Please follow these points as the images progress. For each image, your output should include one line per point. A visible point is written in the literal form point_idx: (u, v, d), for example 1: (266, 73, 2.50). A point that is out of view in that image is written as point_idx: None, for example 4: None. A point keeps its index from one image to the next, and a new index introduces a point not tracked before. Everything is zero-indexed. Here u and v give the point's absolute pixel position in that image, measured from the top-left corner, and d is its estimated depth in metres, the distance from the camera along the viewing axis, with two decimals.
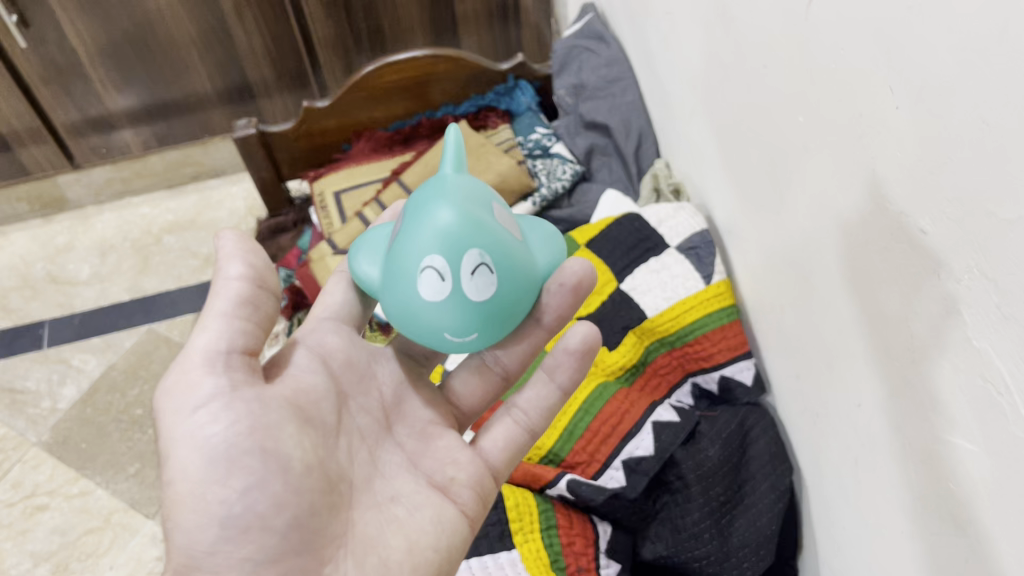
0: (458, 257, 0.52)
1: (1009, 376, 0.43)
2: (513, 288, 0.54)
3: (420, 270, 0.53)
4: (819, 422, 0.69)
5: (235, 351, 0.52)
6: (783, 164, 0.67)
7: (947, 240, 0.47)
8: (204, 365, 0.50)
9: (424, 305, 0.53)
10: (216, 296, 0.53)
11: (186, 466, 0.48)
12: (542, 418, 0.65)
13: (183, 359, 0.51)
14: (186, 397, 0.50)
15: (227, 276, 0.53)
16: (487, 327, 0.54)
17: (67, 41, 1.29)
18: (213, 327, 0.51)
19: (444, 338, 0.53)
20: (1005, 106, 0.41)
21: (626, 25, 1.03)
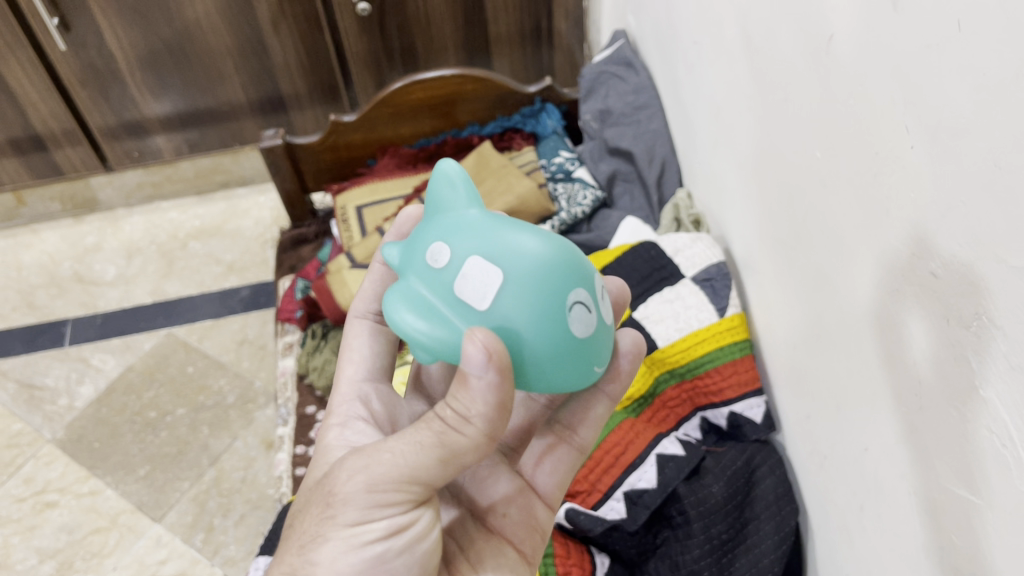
0: (587, 284, 0.49)
1: (1014, 428, 0.42)
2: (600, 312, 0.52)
3: (568, 307, 0.48)
4: (826, 464, 0.68)
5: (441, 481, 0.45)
6: (801, 199, 0.66)
7: (955, 284, 0.46)
8: (414, 488, 0.44)
9: (557, 339, 0.47)
10: (465, 426, 0.44)
11: (335, 560, 0.43)
12: None
13: (398, 468, 0.44)
14: (379, 509, 0.44)
15: (485, 421, 0.44)
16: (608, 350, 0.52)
17: (106, 46, 1.31)
18: (444, 457, 0.44)
19: (589, 372, 0.50)
20: (1018, 151, 0.40)
21: (655, 53, 1.03)
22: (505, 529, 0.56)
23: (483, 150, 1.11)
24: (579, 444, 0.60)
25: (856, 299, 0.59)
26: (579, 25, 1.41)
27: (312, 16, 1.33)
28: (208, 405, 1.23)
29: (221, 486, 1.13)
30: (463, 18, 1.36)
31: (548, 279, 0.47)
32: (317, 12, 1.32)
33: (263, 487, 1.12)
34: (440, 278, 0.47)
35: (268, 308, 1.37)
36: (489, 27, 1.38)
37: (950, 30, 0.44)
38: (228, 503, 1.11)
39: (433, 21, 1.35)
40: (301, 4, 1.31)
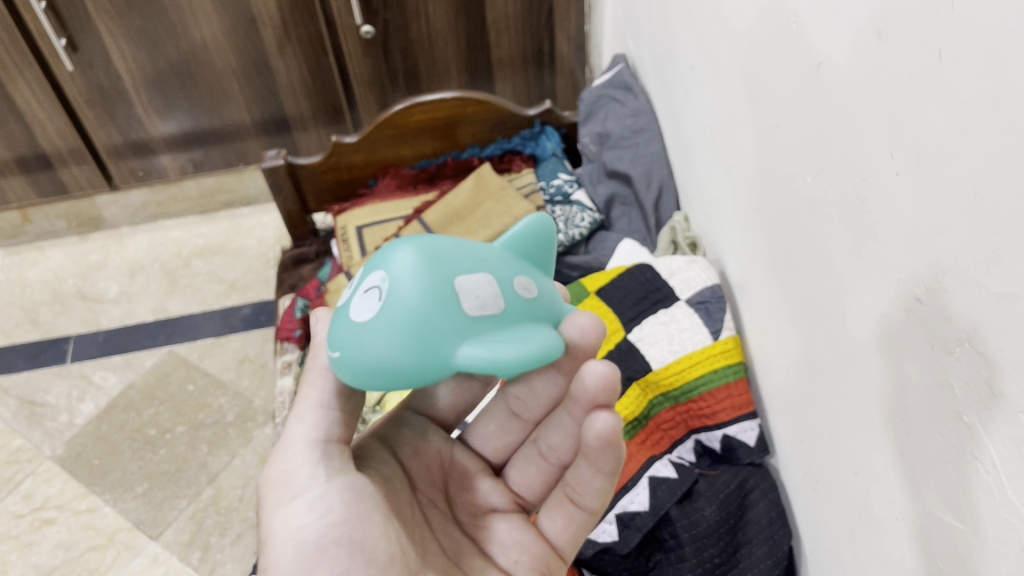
0: (371, 272, 0.48)
1: (996, 455, 0.43)
2: (398, 340, 0.45)
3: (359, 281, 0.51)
4: (819, 489, 0.68)
5: (331, 440, 0.50)
6: (792, 224, 0.67)
7: (940, 307, 0.46)
8: (306, 454, 0.49)
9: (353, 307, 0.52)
10: (308, 380, 0.51)
11: (279, 557, 0.46)
12: (597, 499, 0.55)
13: (282, 445, 0.50)
14: (285, 487, 0.48)
15: (320, 364, 0.51)
16: (349, 355, 0.46)
17: (114, 67, 1.33)
18: (308, 417, 0.50)
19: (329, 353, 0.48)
20: (997, 180, 0.40)
21: (653, 78, 1.05)
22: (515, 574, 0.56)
23: (483, 172, 1.11)
24: (584, 508, 0.56)
25: (846, 322, 0.59)
26: (580, 47, 1.42)
27: (316, 39, 1.35)
28: (208, 424, 1.23)
29: (219, 504, 1.13)
30: (465, 40, 1.37)
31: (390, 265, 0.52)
32: (321, 33, 1.34)
33: None
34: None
35: (269, 327, 1.38)
36: (492, 49, 1.39)
37: (931, 59, 0.45)
38: (225, 521, 1.11)
39: (436, 44, 1.37)
40: (305, 26, 1.33)
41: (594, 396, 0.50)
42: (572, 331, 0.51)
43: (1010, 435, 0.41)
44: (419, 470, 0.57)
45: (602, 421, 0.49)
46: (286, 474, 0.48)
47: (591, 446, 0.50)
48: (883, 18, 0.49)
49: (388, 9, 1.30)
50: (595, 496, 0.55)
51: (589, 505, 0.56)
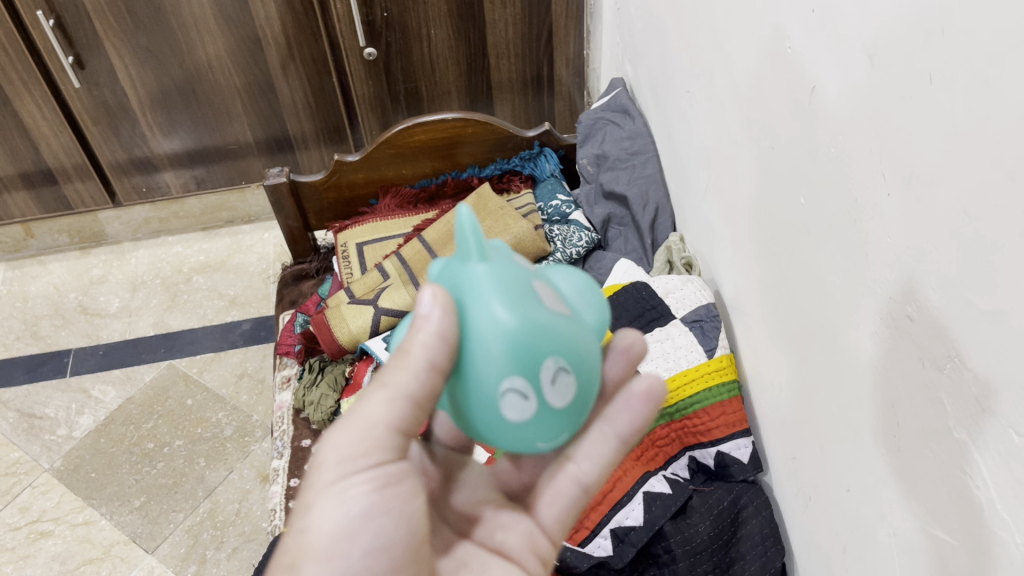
0: (534, 370, 0.44)
1: (986, 471, 0.44)
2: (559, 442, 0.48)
3: (499, 392, 0.45)
4: (811, 505, 0.69)
5: (400, 429, 0.46)
6: (787, 245, 0.68)
7: (929, 327, 0.48)
8: (378, 434, 0.45)
9: (476, 409, 0.46)
10: (403, 363, 0.44)
11: (325, 520, 0.44)
12: (597, 468, 0.55)
13: (364, 421, 0.45)
14: (348, 461, 0.45)
15: (427, 361, 0.44)
16: (575, 421, 0.47)
17: (120, 85, 1.36)
18: (395, 401, 0.45)
19: (534, 445, 0.46)
20: (984, 201, 0.42)
21: (651, 102, 1.07)
22: (507, 553, 0.53)
23: (482, 192, 1.13)
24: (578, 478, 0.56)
25: (841, 339, 0.60)
26: (580, 72, 1.44)
27: (319, 59, 1.37)
28: (206, 438, 1.24)
29: (215, 518, 1.14)
30: (466, 63, 1.39)
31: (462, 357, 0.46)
32: (325, 55, 1.37)
33: (257, 520, 1.13)
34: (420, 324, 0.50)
35: (269, 343, 1.39)
36: (491, 73, 1.41)
37: (923, 83, 0.46)
38: (222, 535, 1.12)
39: (437, 66, 1.39)
40: (310, 47, 1.35)
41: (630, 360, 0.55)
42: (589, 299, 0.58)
43: (999, 451, 0.42)
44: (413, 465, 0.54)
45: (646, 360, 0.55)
46: (350, 447, 0.45)
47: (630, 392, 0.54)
48: (874, 44, 0.51)
49: (391, 31, 1.32)
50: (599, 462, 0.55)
51: (585, 475, 0.55)
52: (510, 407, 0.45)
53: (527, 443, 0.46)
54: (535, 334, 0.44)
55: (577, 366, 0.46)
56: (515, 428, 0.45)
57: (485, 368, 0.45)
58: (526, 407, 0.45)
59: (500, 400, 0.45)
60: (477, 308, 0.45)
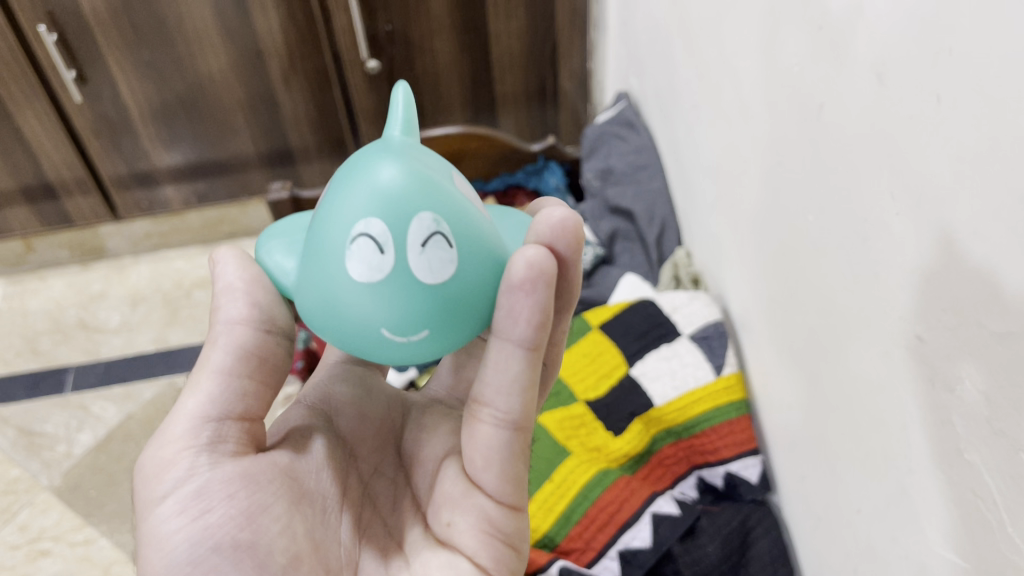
0: (403, 225, 0.41)
1: (998, 494, 0.43)
2: (419, 349, 0.43)
3: (352, 239, 0.41)
4: (820, 525, 0.68)
5: (219, 423, 0.45)
6: (795, 263, 0.67)
7: (940, 348, 0.47)
8: (187, 440, 0.44)
9: (330, 269, 0.42)
10: (210, 342, 0.46)
11: (152, 561, 0.42)
12: (516, 399, 0.46)
13: (173, 423, 0.45)
14: (157, 481, 0.43)
15: (223, 319, 0.46)
16: (440, 324, 0.42)
17: (121, 99, 1.35)
18: (204, 387, 0.45)
19: (380, 330, 0.42)
20: (994, 222, 0.41)
21: (656, 116, 1.06)
22: (451, 539, 0.50)
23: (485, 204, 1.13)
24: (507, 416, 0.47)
25: (851, 360, 0.59)
26: (583, 84, 1.44)
27: (321, 73, 1.37)
28: None
29: None
30: (470, 78, 1.39)
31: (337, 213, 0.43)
32: (327, 68, 1.37)
33: None
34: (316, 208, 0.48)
35: None
36: (495, 86, 1.41)
37: (930, 103, 0.46)
38: None
39: (442, 81, 1.38)
40: (311, 60, 1.35)
41: (550, 242, 0.45)
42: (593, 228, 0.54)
43: (1010, 472, 0.41)
44: (359, 434, 0.53)
45: (559, 212, 0.45)
46: (157, 468, 0.43)
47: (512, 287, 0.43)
48: (882, 64, 0.50)
49: (393, 44, 1.32)
50: (511, 391, 0.45)
51: (507, 411, 0.46)
52: (360, 256, 0.41)
53: (371, 323, 0.42)
54: (417, 192, 0.42)
55: (459, 248, 0.42)
56: (363, 291, 0.41)
57: (348, 210, 0.42)
58: (379, 260, 0.41)
59: (353, 249, 0.41)
60: (369, 163, 0.43)
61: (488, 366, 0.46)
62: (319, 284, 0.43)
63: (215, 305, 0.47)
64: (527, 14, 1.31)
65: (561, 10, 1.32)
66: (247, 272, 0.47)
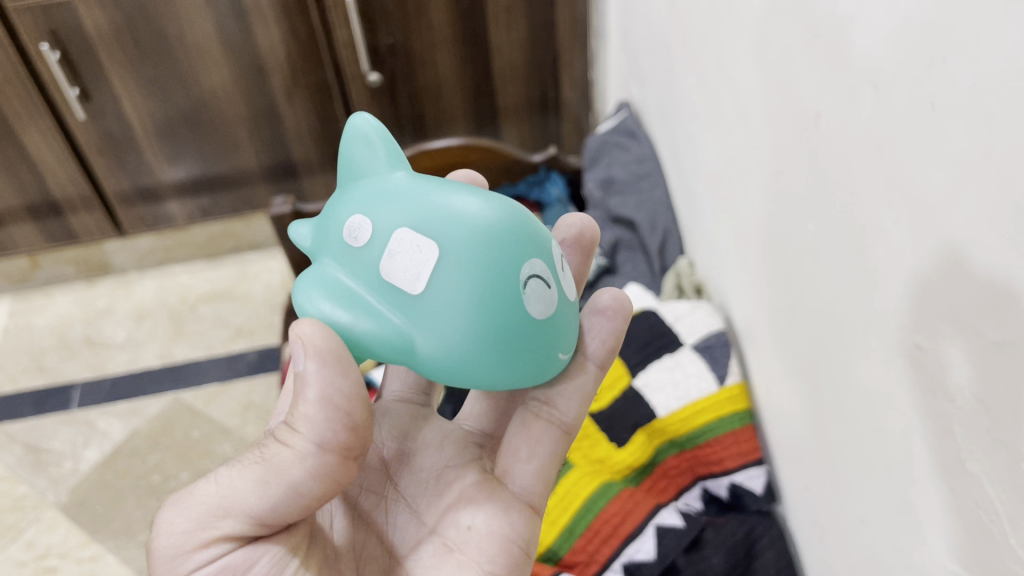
0: (547, 259, 0.48)
1: (1001, 506, 0.42)
2: (555, 366, 0.51)
3: (525, 283, 0.46)
4: (827, 536, 0.67)
5: (273, 522, 0.42)
6: (796, 273, 0.67)
7: (940, 357, 0.46)
8: (228, 527, 0.42)
9: (504, 314, 0.46)
10: (288, 444, 0.41)
11: None
12: (574, 406, 0.55)
13: (223, 508, 0.42)
14: (188, 556, 0.42)
15: (314, 442, 0.41)
16: (570, 336, 0.51)
17: (125, 116, 1.36)
18: (265, 493, 0.41)
19: (552, 356, 0.49)
20: (991, 231, 0.41)
21: (657, 125, 1.06)
22: (468, 542, 0.50)
23: None
24: (558, 419, 0.55)
25: (853, 370, 0.58)
26: (585, 94, 1.44)
27: (323, 86, 1.38)
28: (212, 469, 1.22)
29: None
30: (471, 89, 1.39)
31: (484, 256, 0.45)
32: (328, 82, 1.37)
33: None
34: (371, 258, 0.46)
35: (274, 372, 1.37)
36: (497, 96, 1.41)
37: (926, 111, 0.45)
38: None
39: (443, 92, 1.38)
40: (313, 73, 1.36)
41: None
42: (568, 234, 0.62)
43: (1011, 482, 0.41)
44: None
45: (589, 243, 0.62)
46: (187, 541, 0.42)
47: (602, 309, 0.57)
48: (879, 73, 0.50)
49: (395, 57, 1.32)
50: (574, 394, 0.55)
51: (562, 414, 0.55)
52: (538, 294, 0.47)
53: (547, 349, 0.48)
54: (532, 227, 0.49)
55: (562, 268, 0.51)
56: (542, 324, 0.47)
57: (469, 262, 0.45)
58: (548, 294, 0.48)
59: (529, 291, 0.47)
60: (462, 206, 0.46)
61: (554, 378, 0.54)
62: (446, 334, 0.45)
63: (301, 403, 0.41)
64: (528, 25, 1.31)
65: (563, 20, 1.32)
66: (347, 376, 0.41)
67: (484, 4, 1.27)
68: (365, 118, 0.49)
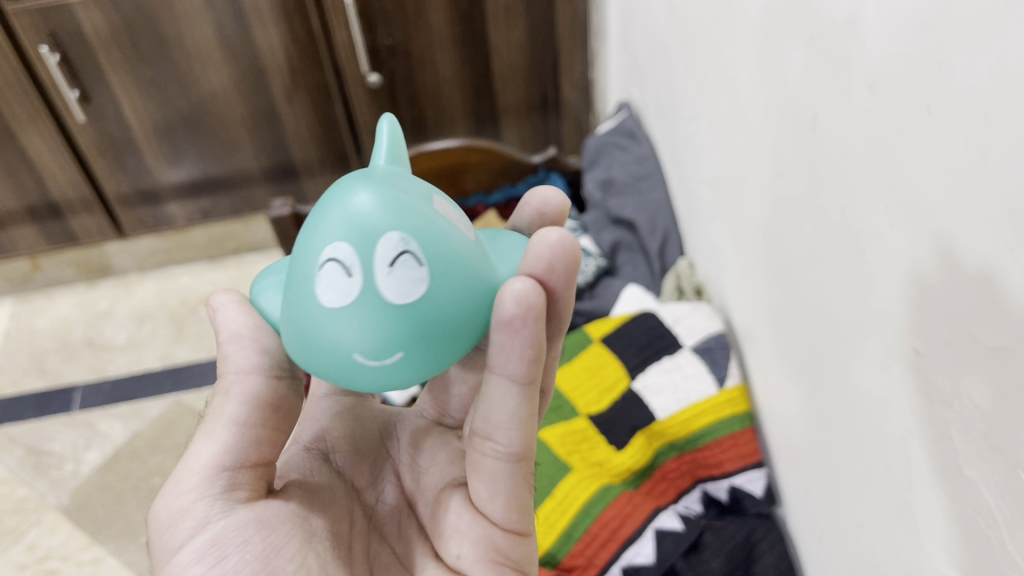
0: (372, 247, 0.40)
1: (999, 512, 0.42)
2: (396, 373, 0.42)
3: (321, 265, 0.41)
4: (826, 539, 0.67)
5: (238, 466, 0.45)
6: (794, 275, 0.67)
7: (937, 362, 0.46)
8: (200, 485, 0.44)
9: (303, 297, 0.41)
10: (223, 391, 0.46)
11: None
12: (516, 430, 0.44)
13: (187, 472, 0.45)
14: (173, 530, 0.43)
15: (235, 369, 0.46)
16: (419, 345, 0.41)
17: (125, 118, 1.36)
18: (218, 436, 0.45)
19: (360, 356, 0.41)
20: (987, 235, 0.40)
21: (657, 126, 1.06)
22: (463, 571, 0.48)
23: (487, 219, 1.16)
24: (503, 451, 0.45)
25: (851, 373, 0.58)
26: (586, 93, 1.44)
27: (324, 88, 1.38)
28: None
29: None
30: (471, 90, 1.38)
31: (313, 237, 0.42)
32: (329, 83, 1.37)
33: None
34: None
35: None
36: (498, 97, 1.40)
37: (922, 114, 0.45)
38: None
39: (443, 93, 1.38)
40: (313, 75, 1.36)
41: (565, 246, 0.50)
42: (534, 204, 0.54)
43: (1008, 488, 0.41)
44: (359, 466, 0.53)
45: (553, 233, 0.44)
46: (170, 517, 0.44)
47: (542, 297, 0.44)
48: (875, 76, 0.50)
49: (395, 58, 1.32)
50: (507, 426, 0.44)
51: (505, 445, 0.45)
52: (331, 279, 0.40)
53: (349, 346, 0.41)
54: (386, 213, 0.41)
55: (442, 268, 0.41)
56: (338, 316, 0.40)
57: (321, 235, 0.41)
58: (346, 283, 0.40)
59: (324, 274, 0.41)
60: (346, 189, 0.43)
61: (485, 404, 0.44)
62: (300, 316, 0.42)
63: (222, 353, 0.47)
64: (528, 25, 1.31)
65: (562, 19, 1.32)
66: (251, 317, 0.47)
67: (483, 5, 1.27)
68: (388, 116, 0.49)
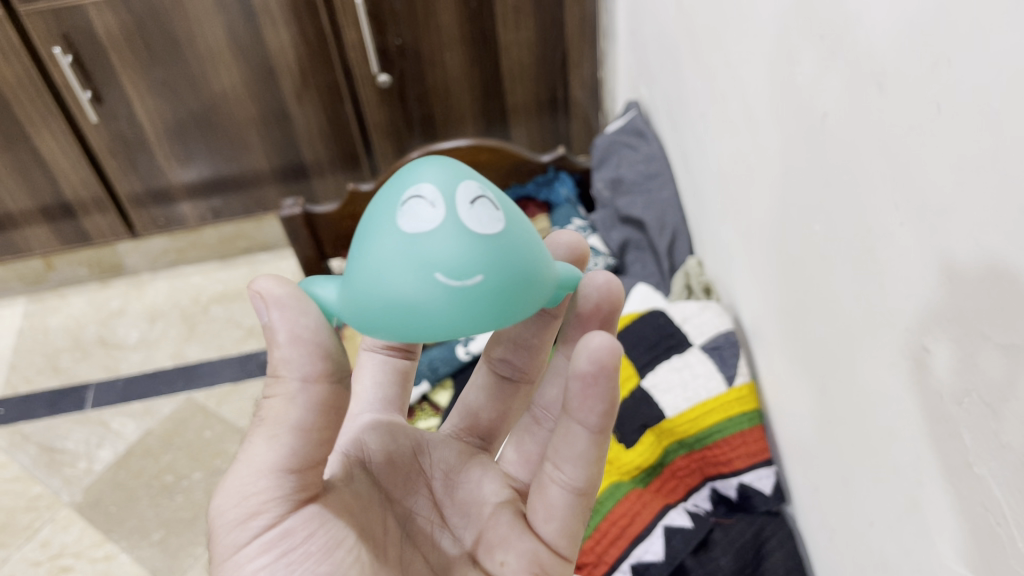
0: (453, 185, 0.42)
1: (1008, 508, 0.42)
2: (473, 308, 0.41)
3: (403, 203, 0.42)
4: (836, 537, 0.67)
5: (303, 467, 0.43)
6: (803, 273, 0.67)
7: (947, 360, 0.46)
8: (269, 488, 0.42)
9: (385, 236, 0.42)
10: (283, 397, 0.42)
11: None
12: (584, 470, 0.48)
13: (252, 474, 0.42)
14: (242, 528, 0.42)
15: (300, 378, 0.42)
16: (495, 279, 0.41)
17: (137, 117, 1.37)
18: (282, 442, 0.42)
19: (436, 279, 0.40)
20: (996, 233, 0.41)
21: (666, 125, 1.06)
22: None
23: None
24: (569, 484, 0.48)
25: (860, 371, 0.58)
26: (595, 93, 1.44)
27: (334, 88, 1.38)
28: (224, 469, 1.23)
29: None
30: (480, 89, 1.39)
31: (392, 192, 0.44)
32: (339, 83, 1.38)
33: None
34: None
35: None
36: (507, 97, 1.41)
37: (931, 113, 0.45)
38: None
39: (452, 93, 1.39)
40: (323, 75, 1.36)
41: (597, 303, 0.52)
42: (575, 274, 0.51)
43: (1018, 485, 0.41)
44: (393, 478, 0.53)
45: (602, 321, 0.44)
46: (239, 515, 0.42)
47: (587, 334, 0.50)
48: (884, 73, 0.50)
49: (404, 58, 1.33)
50: (578, 463, 0.47)
51: (572, 480, 0.48)
52: (412, 211, 0.42)
53: (427, 271, 0.41)
54: (461, 170, 0.44)
55: (508, 220, 0.44)
56: (425, 241, 0.41)
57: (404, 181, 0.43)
58: (430, 212, 0.42)
59: (405, 208, 0.42)
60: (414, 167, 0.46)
61: (560, 436, 0.48)
62: (391, 248, 0.42)
63: (277, 353, 0.42)
64: (537, 24, 1.31)
65: (571, 19, 1.32)
66: (314, 321, 0.43)
67: (492, 5, 1.28)
68: None
